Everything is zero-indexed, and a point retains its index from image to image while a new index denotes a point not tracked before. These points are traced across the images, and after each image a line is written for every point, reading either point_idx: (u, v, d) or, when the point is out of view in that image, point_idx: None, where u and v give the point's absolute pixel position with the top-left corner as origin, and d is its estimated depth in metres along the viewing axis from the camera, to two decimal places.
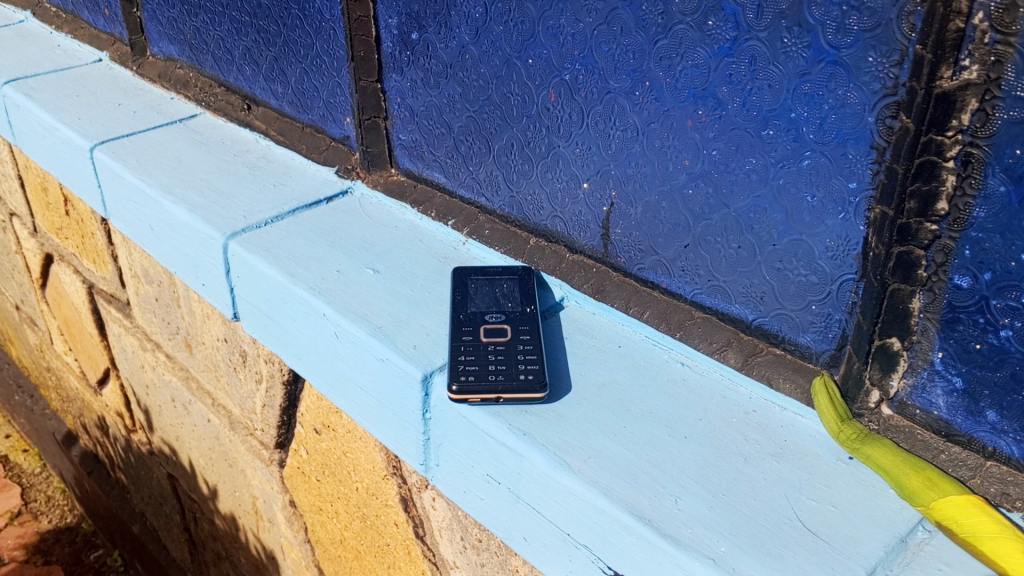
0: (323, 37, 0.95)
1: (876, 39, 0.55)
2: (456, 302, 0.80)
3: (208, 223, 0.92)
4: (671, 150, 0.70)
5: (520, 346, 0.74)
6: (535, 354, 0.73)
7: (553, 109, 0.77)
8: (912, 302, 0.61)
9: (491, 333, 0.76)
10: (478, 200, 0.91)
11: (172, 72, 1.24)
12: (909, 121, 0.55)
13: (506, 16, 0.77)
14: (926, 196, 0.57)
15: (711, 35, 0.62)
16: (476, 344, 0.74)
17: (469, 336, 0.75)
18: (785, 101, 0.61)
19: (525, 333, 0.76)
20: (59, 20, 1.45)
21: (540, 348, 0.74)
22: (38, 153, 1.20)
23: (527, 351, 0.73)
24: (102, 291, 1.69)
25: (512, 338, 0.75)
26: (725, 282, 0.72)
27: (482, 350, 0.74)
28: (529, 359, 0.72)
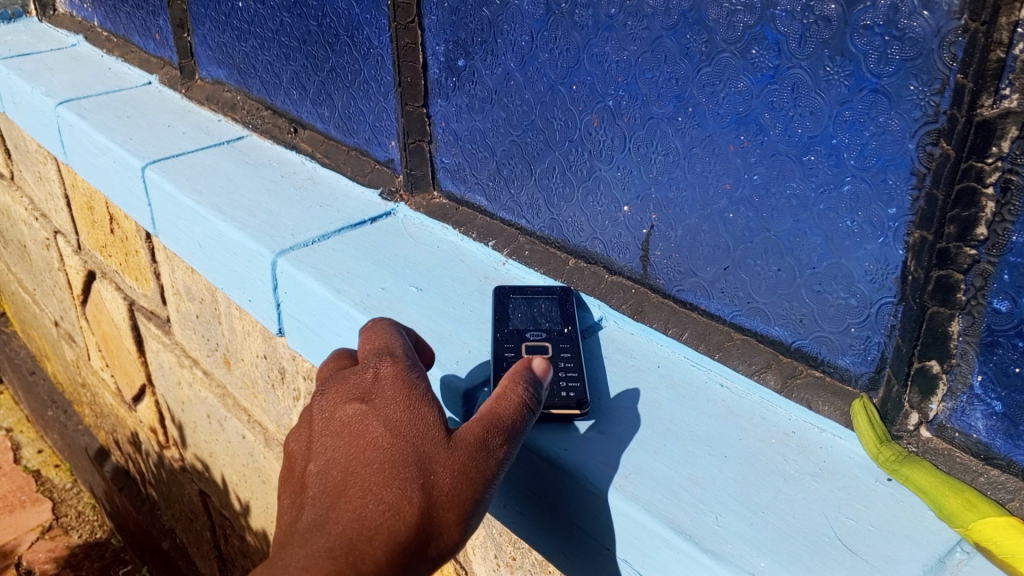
0: (371, 63, 0.98)
1: (917, 68, 0.56)
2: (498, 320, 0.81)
3: (257, 241, 0.94)
4: (712, 174, 0.72)
5: (560, 362, 0.75)
6: (576, 371, 0.74)
7: (596, 134, 0.79)
8: (950, 325, 0.62)
9: (531, 349, 0.77)
10: (519, 222, 0.93)
11: (219, 96, 1.27)
12: (950, 147, 0.57)
13: (552, 44, 0.79)
14: (966, 221, 0.58)
15: (754, 63, 0.65)
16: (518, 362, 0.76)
17: (509, 352, 0.77)
18: (827, 127, 0.63)
19: (564, 349, 0.77)
20: (111, 44, 1.49)
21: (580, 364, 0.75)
22: (90, 171, 1.24)
23: (567, 366, 0.75)
24: (143, 308, 1.72)
25: (553, 355, 0.77)
26: (765, 305, 0.73)
27: None
28: (568, 374, 0.74)
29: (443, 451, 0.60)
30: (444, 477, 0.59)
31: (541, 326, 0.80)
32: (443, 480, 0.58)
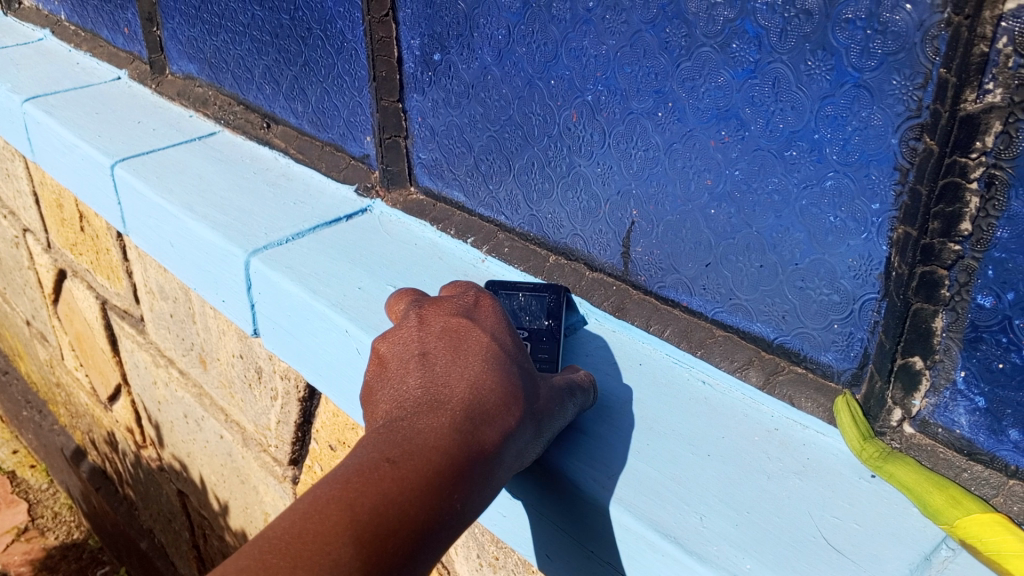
0: (345, 57, 0.96)
1: (899, 62, 0.56)
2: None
3: (230, 240, 0.92)
4: (693, 170, 0.71)
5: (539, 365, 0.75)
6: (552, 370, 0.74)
7: (575, 129, 0.78)
8: (934, 321, 0.61)
9: None
10: (498, 218, 0.92)
11: (190, 91, 1.24)
12: (933, 143, 0.56)
13: (529, 38, 0.78)
14: (950, 217, 0.57)
15: (734, 57, 0.64)
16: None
17: None
18: (808, 122, 0.62)
19: (541, 351, 0.76)
20: (78, 38, 1.46)
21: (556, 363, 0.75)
22: (58, 170, 1.21)
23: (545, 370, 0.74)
24: (116, 306, 1.70)
25: (531, 349, 0.76)
26: (747, 301, 0.73)
27: None
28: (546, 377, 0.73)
29: (502, 395, 0.60)
30: (498, 419, 0.58)
31: (524, 325, 0.78)
32: (497, 421, 0.58)
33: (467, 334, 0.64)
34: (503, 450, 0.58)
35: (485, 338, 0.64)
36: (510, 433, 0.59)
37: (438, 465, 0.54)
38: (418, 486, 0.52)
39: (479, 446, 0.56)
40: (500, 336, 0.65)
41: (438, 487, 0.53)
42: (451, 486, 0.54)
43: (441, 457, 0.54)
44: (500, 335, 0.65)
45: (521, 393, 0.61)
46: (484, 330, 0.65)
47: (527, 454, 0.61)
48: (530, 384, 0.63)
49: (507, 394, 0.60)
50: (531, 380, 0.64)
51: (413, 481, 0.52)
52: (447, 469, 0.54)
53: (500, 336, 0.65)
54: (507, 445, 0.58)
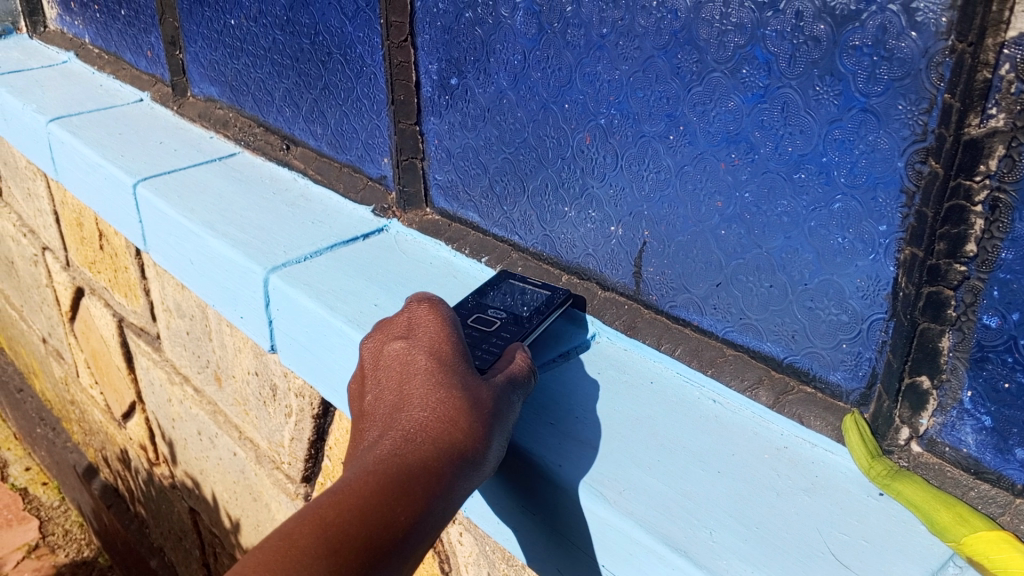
0: (364, 81, 0.99)
1: (905, 88, 0.57)
2: (479, 291, 0.84)
3: (250, 258, 0.94)
4: (704, 192, 0.72)
5: (496, 336, 0.74)
6: (500, 348, 0.72)
7: (588, 152, 0.80)
8: (941, 341, 0.62)
9: (480, 319, 0.78)
10: (512, 238, 0.93)
11: (211, 112, 1.27)
12: (938, 166, 0.58)
13: (544, 63, 0.80)
14: (955, 238, 0.59)
15: (745, 82, 0.66)
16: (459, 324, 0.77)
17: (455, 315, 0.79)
18: (817, 145, 0.64)
19: (507, 327, 0.76)
20: (102, 60, 1.49)
21: (508, 344, 0.72)
22: (81, 188, 1.24)
23: (496, 342, 0.73)
24: (133, 324, 1.72)
25: (495, 327, 0.76)
26: (757, 321, 0.74)
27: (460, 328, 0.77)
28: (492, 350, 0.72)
29: (441, 405, 0.61)
30: (438, 428, 0.60)
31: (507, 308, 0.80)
32: (437, 430, 0.59)
33: (406, 357, 0.66)
34: (452, 455, 0.59)
35: (424, 354, 0.66)
36: (457, 438, 0.60)
37: (372, 486, 0.55)
38: (355, 508, 0.54)
39: (419, 459, 0.58)
40: (439, 349, 0.66)
41: (376, 505, 0.55)
42: (390, 502, 0.55)
43: (377, 477, 0.56)
44: (441, 347, 0.66)
45: (466, 397, 0.62)
46: (423, 348, 0.66)
47: (491, 454, 0.62)
48: (484, 392, 0.64)
49: (447, 402, 0.61)
50: (479, 381, 0.64)
51: (348, 505, 0.54)
52: (384, 487, 0.56)
53: (440, 348, 0.66)
54: (457, 448, 0.59)
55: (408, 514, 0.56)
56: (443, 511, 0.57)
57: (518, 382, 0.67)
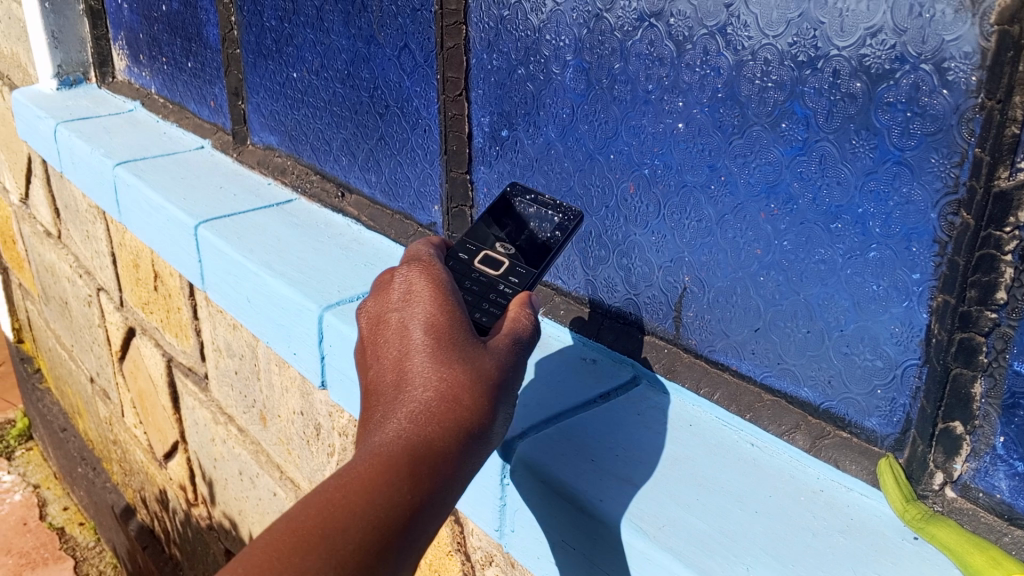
0: (419, 133, 1.04)
1: (937, 142, 0.61)
2: (483, 215, 0.83)
3: (306, 296, 0.99)
4: (743, 240, 0.75)
5: (501, 285, 0.74)
6: (507, 302, 0.72)
7: (632, 200, 0.83)
8: (973, 387, 0.64)
9: (486, 260, 0.77)
10: (555, 282, 0.97)
11: (270, 160, 1.33)
12: (969, 217, 0.61)
13: (591, 117, 0.84)
14: (987, 286, 0.61)
15: (784, 136, 0.69)
16: (464, 266, 0.76)
17: (463, 254, 0.78)
18: (853, 197, 0.67)
19: (513, 274, 0.75)
20: (166, 110, 1.57)
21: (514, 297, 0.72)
22: (145, 229, 1.30)
23: (503, 294, 0.73)
24: (181, 364, 1.77)
25: (503, 272, 0.76)
26: (795, 366, 0.76)
27: (466, 272, 0.75)
28: (498, 303, 0.72)
29: (441, 377, 0.58)
30: (439, 404, 0.57)
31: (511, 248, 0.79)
32: (439, 406, 0.57)
33: (401, 326, 0.62)
34: (454, 430, 0.57)
35: (420, 321, 0.62)
36: (460, 412, 0.57)
37: (374, 470, 0.54)
38: (358, 494, 0.53)
39: (421, 439, 0.56)
40: (436, 314, 0.62)
41: (378, 489, 0.53)
42: (394, 485, 0.53)
43: (378, 461, 0.54)
44: (438, 312, 0.63)
45: (467, 367, 0.59)
46: (418, 313, 0.63)
47: (496, 423, 0.60)
48: (490, 363, 0.61)
49: (447, 375, 0.58)
50: (479, 348, 0.61)
51: (351, 492, 0.53)
52: (386, 471, 0.54)
53: (436, 314, 0.62)
54: (460, 423, 0.57)
55: (413, 495, 0.54)
56: (449, 488, 0.56)
57: (520, 346, 0.65)
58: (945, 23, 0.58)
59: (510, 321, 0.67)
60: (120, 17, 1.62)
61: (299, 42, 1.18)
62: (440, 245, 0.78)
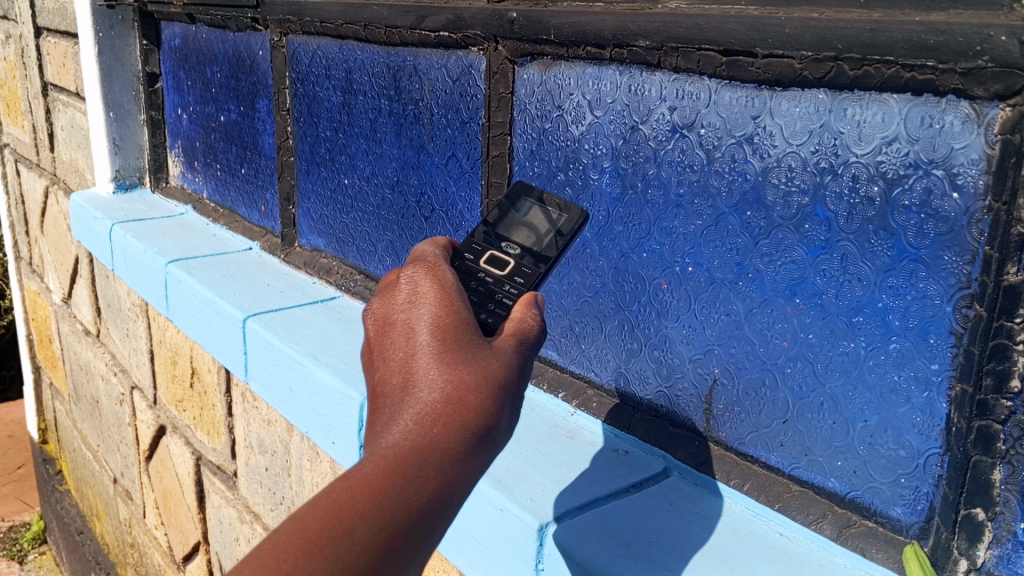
0: (461, 234, 1.11)
1: (950, 241, 0.66)
2: (494, 215, 0.83)
3: (347, 383, 1.04)
4: (770, 333, 0.80)
5: (508, 285, 0.73)
6: (512, 300, 0.70)
7: (663, 296, 0.89)
8: (993, 473, 0.67)
9: (492, 261, 0.76)
10: (587, 375, 1.01)
11: (316, 261, 1.40)
12: (982, 309, 0.65)
13: (626, 219, 0.90)
14: (1001, 374, 0.65)
15: (807, 236, 0.75)
16: (471, 267, 0.75)
17: (469, 256, 0.77)
18: (873, 292, 0.72)
19: (519, 276, 0.75)
20: (217, 214, 1.66)
21: (521, 296, 0.71)
22: (193, 323, 1.38)
23: (510, 292, 0.71)
24: (210, 461, 1.80)
25: (509, 272, 0.75)
26: (821, 457, 0.79)
27: (471, 273, 0.74)
28: (505, 300, 0.70)
29: (445, 377, 0.57)
30: (443, 406, 0.56)
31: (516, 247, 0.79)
32: (444, 409, 0.56)
33: (406, 325, 0.61)
34: (460, 431, 0.56)
35: (424, 320, 0.60)
36: (465, 413, 0.56)
37: (379, 475, 0.54)
38: (361, 498, 0.53)
39: (425, 442, 0.55)
40: (441, 314, 0.61)
41: (382, 494, 0.53)
42: (398, 490, 0.54)
43: (382, 465, 0.54)
44: (443, 312, 0.61)
45: (473, 367, 0.58)
46: (423, 312, 0.61)
47: (506, 421, 0.58)
48: (499, 363, 0.59)
49: (452, 375, 0.57)
50: (485, 347, 0.60)
51: (356, 497, 0.53)
52: (390, 475, 0.54)
53: (441, 313, 0.61)
54: (466, 423, 0.56)
55: (418, 498, 0.54)
56: (454, 490, 0.55)
57: (528, 345, 0.63)
58: (955, 133, 0.65)
59: (517, 320, 0.65)
60: (179, 129, 1.75)
61: (352, 151, 1.27)
62: (447, 245, 0.77)
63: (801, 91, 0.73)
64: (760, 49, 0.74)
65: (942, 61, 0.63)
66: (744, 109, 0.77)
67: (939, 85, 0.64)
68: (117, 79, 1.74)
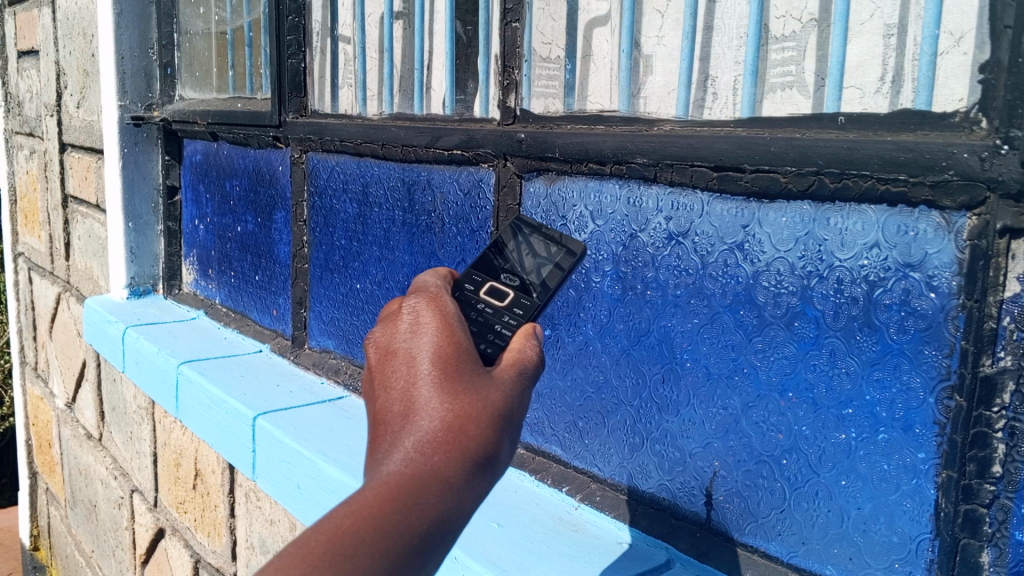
0: None
1: (929, 336, 0.72)
2: (494, 247, 0.86)
3: (355, 477, 1.07)
4: (766, 425, 0.85)
5: (507, 317, 0.75)
6: (511, 330, 0.72)
7: (664, 391, 0.94)
8: (981, 556, 0.71)
9: (491, 292, 0.78)
10: (591, 470, 1.05)
11: (325, 361, 1.45)
12: (962, 399, 0.70)
13: (628, 318, 0.97)
14: (982, 460, 0.70)
15: (798, 332, 0.81)
16: (471, 296, 0.77)
17: (470, 287, 0.79)
18: (861, 385, 0.77)
19: (517, 309, 0.77)
20: (228, 318, 1.72)
21: (520, 327, 0.73)
22: (202, 423, 1.42)
23: (509, 324, 0.73)
24: (209, 565, 1.79)
25: (508, 304, 0.77)
26: (819, 545, 0.83)
27: (472, 302, 0.76)
28: (505, 331, 0.72)
29: (447, 406, 0.58)
30: (444, 434, 0.57)
31: (517, 278, 0.82)
32: (445, 436, 0.56)
33: (406, 354, 0.62)
34: (461, 459, 0.56)
35: (425, 349, 0.61)
36: (466, 441, 0.57)
37: (380, 502, 0.54)
38: (361, 526, 0.54)
39: (426, 470, 0.56)
40: (442, 343, 0.62)
41: (384, 520, 0.54)
42: (400, 516, 0.54)
43: (383, 492, 0.54)
44: (444, 342, 0.62)
45: (474, 397, 0.59)
46: (424, 342, 0.62)
47: (506, 449, 0.59)
48: (499, 393, 0.60)
49: (452, 404, 0.58)
50: (485, 376, 0.61)
51: (358, 523, 0.54)
52: (392, 502, 0.54)
53: (442, 343, 0.62)
54: (467, 451, 0.57)
55: (420, 524, 0.55)
56: (454, 518, 0.56)
57: (527, 376, 0.64)
58: (928, 238, 0.71)
59: (517, 350, 0.66)
60: (194, 237, 1.83)
61: (365, 258, 1.33)
62: (447, 274, 0.79)
63: (786, 203, 0.80)
64: (748, 166, 0.82)
65: (912, 176, 0.70)
66: (735, 219, 0.85)
67: (911, 197, 0.71)
68: (138, 192, 1.84)
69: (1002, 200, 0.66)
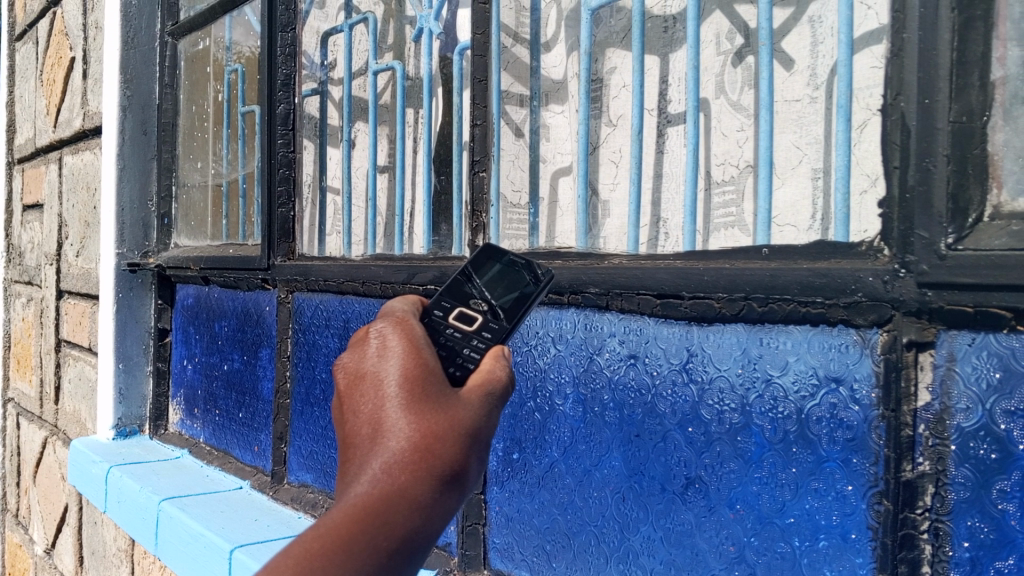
0: None
1: (856, 446, 0.78)
2: (467, 277, 0.83)
3: None
4: (718, 538, 0.89)
5: (476, 339, 0.73)
6: (480, 353, 0.70)
7: (624, 508, 0.98)
8: None
9: (461, 317, 0.76)
10: None
11: (304, 496, 1.47)
12: (889, 504, 0.75)
13: (589, 438, 1.02)
14: (913, 561, 0.74)
15: (742, 446, 0.87)
16: (440, 322, 0.75)
17: (439, 312, 0.76)
18: (800, 495, 0.82)
19: (488, 333, 0.75)
20: (211, 455, 1.75)
21: (490, 349, 0.71)
22: (180, 557, 1.44)
23: (477, 346, 0.71)
24: None
25: (477, 328, 0.75)
26: None
27: (440, 326, 0.74)
28: (473, 354, 0.70)
29: (413, 428, 0.60)
30: (410, 455, 0.59)
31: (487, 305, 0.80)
32: (412, 456, 0.59)
33: (375, 377, 0.64)
34: (428, 478, 0.59)
35: (393, 373, 0.64)
36: (432, 460, 0.59)
37: (348, 522, 0.57)
38: (332, 547, 0.56)
39: (393, 488, 0.58)
40: (409, 366, 0.64)
41: (353, 538, 0.56)
42: (368, 535, 0.57)
43: (351, 513, 0.57)
44: (411, 364, 0.65)
45: (440, 417, 0.61)
46: (391, 364, 0.65)
47: (473, 466, 0.62)
48: (466, 414, 0.63)
49: (419, 425, 0.60)
50: (452, 397, 0.63)
51: (327, 544, 0.56)
52: (360, 522, 0.57)
53: (409, 366, 0.64)
54: (433, 470, 0.59)
55: (387, 542, 0.57)
56: (422, 534, 0.59)
57: (495, 397, 0.66)
58: (849, 354, 0.78)
59: (485, 371, 0.68)
60: (182, 377, 1.89)
61: None
62: (415, 303, 0.77)
63: (722, 326, 0.88)
64: (686, 293, 0.90)
65: (828, 297, 0.79)
66: (679, 342, 0.92)
67: (830, 317, 0.80)
68: (129, 334, 1.91)
69: (906, 317, 0.74)
